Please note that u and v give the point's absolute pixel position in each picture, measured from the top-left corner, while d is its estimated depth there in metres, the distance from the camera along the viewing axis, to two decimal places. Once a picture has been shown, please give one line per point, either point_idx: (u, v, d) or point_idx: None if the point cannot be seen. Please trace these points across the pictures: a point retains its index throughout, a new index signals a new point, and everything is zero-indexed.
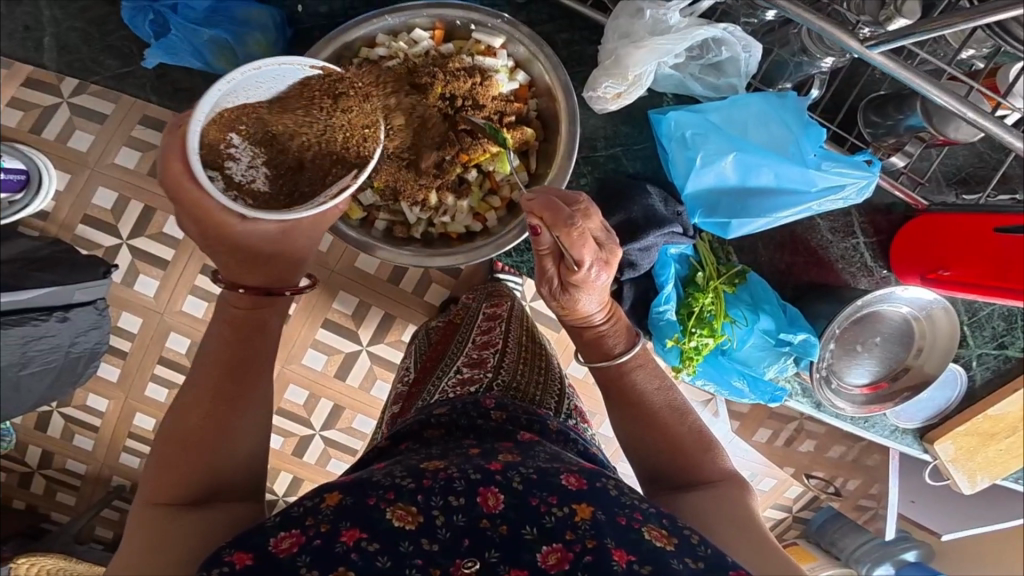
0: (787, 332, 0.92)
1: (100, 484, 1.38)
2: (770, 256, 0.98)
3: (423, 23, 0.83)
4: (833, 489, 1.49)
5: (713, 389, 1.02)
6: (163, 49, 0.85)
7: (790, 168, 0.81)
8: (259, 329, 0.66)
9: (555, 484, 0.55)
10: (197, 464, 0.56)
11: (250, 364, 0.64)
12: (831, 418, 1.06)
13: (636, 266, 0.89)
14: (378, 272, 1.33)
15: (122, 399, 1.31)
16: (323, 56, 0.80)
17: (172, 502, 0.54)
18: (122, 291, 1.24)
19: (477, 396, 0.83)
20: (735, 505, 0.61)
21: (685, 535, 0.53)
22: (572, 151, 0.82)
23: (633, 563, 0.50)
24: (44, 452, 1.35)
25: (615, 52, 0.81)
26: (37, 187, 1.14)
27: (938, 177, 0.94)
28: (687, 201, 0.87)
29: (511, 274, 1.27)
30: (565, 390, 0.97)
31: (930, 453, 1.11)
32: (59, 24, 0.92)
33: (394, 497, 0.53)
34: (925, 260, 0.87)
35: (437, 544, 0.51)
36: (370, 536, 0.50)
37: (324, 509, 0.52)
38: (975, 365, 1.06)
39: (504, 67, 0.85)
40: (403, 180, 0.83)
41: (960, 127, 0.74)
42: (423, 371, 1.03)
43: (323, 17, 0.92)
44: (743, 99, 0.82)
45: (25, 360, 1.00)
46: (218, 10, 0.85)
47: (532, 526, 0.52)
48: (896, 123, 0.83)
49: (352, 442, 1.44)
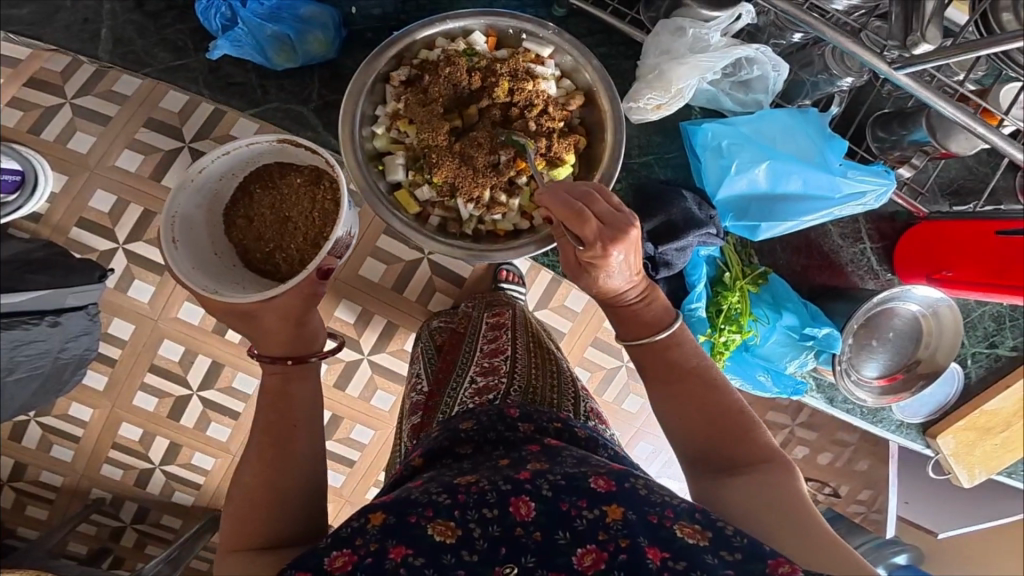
0: (811, 327, 0.99)
1: (77, 497, 1.27)
2: (787, 259, 1.06)
3: (479, 29, 0.88)
4: (830, 491, 1.53)
5: (738, 385, 1.08)
6: (230, 41, 0.88)
7: (817, 174, 0.89)
8: (282, 396, 0.72)
9: (583, 489, 0.58)
10: (257, 518, 0.61)
11: (282, 425, 0.69)
12: (843, 412, 1.14)
13: (671, 265, 0.95)
14: (383, 280, 1.35)
15: (108, 407, 1.23)
16: (388, 57, 0.85)
17: (245, 547, 0.59)
18: (115, 297, 1.15)
19: (499, 406, 0.85)
20: (781, 488, 0.62)
21: (719, 529, 0.55)
22: (617, 158, 0.88)
23: (666, 560, 0.53)
24: (16, 464, 1.25)
25: (657, 67, 0.88)
26: (32, 187, 1.03)
27: (935, 190, 1.03)
28: (719, 206, 0.95)
29: (516, 284, 1.31)
30: (579, 391, 1.00)
31: (932, 447, 1.19)
32: (117, 18, 0.99)
33: (433, 514, 0.57)
34: (927, 263, 0.96)
35: (476, 555, 0.54)
36: (415, 552, 0.54)
37: (371, 529, 0.56)
38: (970, 363, 1.15)
39: (552, 76, 0.91)
40: (460, 177, 0.87)
41: (960, 140, 0.83)
42: (435, 384, 1.05)
43: (376, 19, 0.96)
44: (771, 113, 0.90)
45: (11, 365, 0.90)
46: (282, 8, 0.88)
47: (565, 531, 0.55)
48: (901, 137, 0.92)
49: (351, 453, 1.44)
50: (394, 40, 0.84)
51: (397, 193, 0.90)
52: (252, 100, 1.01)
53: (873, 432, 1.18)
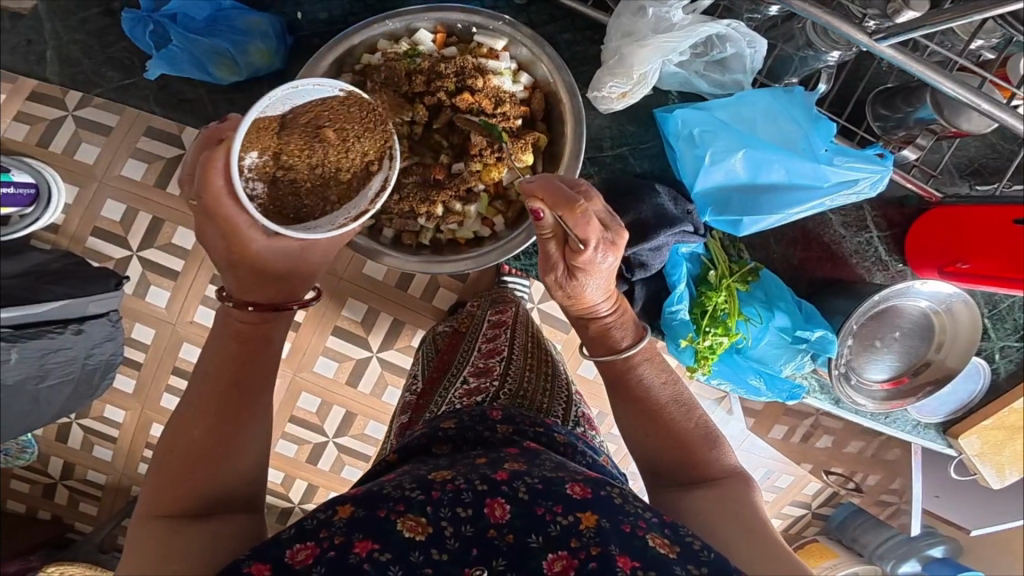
0: (804, 329, 0.91)
1: (121, 493, 1.28)
2: (783, 253, 0.96)
3: (426, 26, 0.82)
4: (853, 485, 1.40)
5: (729, 388, 1.01)
6: (165, 60, 0.85)
7: (802, 163, 0.81)
8: (263, 343, 0.65)
9: (560, 494, 0.55)
10: (202, 479, 0.55)
11: (250, 375, 0.62)
12: (851, 415, 1.05)
13: (647, 266, 0.88)
14: (386, 278, 1.29)
15: (138, 409, 1.22)
16: (327, 60, 0.79)
17: (178, 514, 0.53)
18: (134, 303, 1.15)
19: (483, 407, 0.80)
20: (741, 503, 0.60)
21: (687, 542, 0.53)
22: (579, 151, 0.81)
23: (637, 570, 0.50)
24: (65, 463, 1.26)
25: (618, 51, 0.80)
26: (47, 200, 1.04)
27: (951, 169, 0.91)
28: (698, 200, 0.86)
29: (518, 278, 1.24)
30: (574, 394, 0.95)
31: (954, 447, 1.09)
32: (61, 37, 0.99)
33: (404, 508, 0.53)
34: (943, 254, 0.85)
35: (446, 553, 0.51)
36: (382, 547, 0.50)
37: (337, 521, 0.52)
38: (999, 357, 1.04)
39: (507, 70, 0.83)
40: (410, 188, 0.82)
41: (972, 118, 0.72)
42: (430, 382, 1.00)
43: (322, 23, 0.92)
44: (750, 96, 0.81)
45: (43, 372, 0.91)
46: (218, 21, 0.86)
47: (538, 535, 0.52)
48: (906, 115, 0.81)
49: (365, 448, 1.39)
50: (332, 46, 0.79)
51: None
52: (205, 115, 1.02)
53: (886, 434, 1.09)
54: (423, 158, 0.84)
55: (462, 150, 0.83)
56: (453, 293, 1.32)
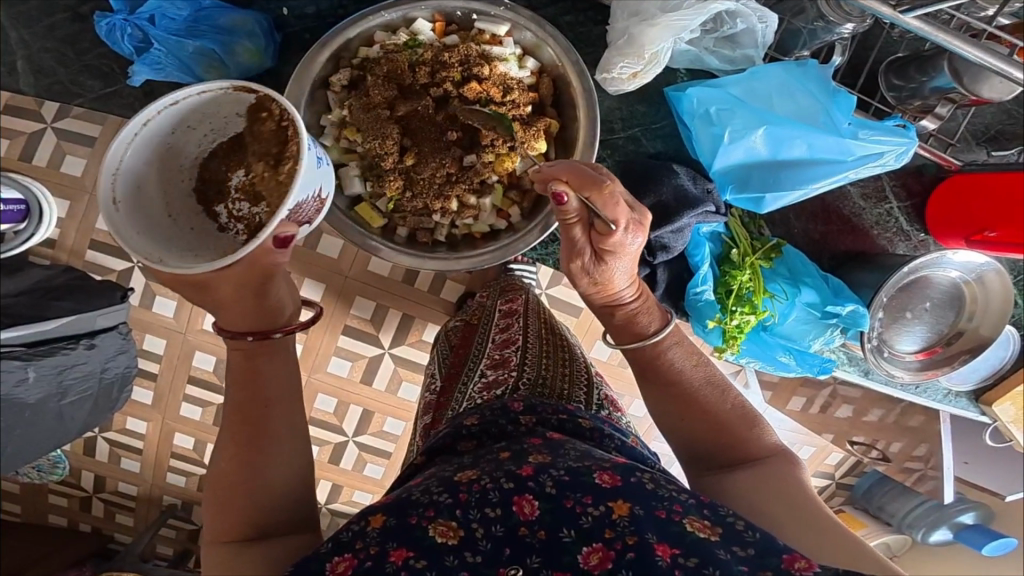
0: (834, 304, 0.89)
1: (153, 503, 1.29)
2: (803, 227, 0.94)
3: (424, 14, 0.78)
4: (878, 454, 1.38)
5: (758, 366, 0.99)
6: (148, 65, 0.83)
7: (824, 137, 0.78)
8: (255, 371, 0.62)
9: (588, 484, 0.53)
10: (240, 509, 0.55)
11: (252, 405, 0.60)
12: (882, 386, 1.04)
13: (669, 249, 0.86)
14: (393, 274, 1.27)
15: (160, 420, 1.22)
16: (322, 57, 0.76)
17: (231, 540, 0.54)
18: (142, 314, 1.14)
19: (504, 400, 0.78)
20: (787, 483, 0.59)
21: (729, 523, 0.50)
22: (593, 137, 0.78)
23: (677, 557, 0.48)
24: (97, 476, 1.26)
25: (627, 31, 0.77)
26: (38, 215, 1.03)
27: (967, 137, 0.88)
28: (718, 178, 0.84)
29: (525, 265, 1.21)
30: (594, 377, 0.92)
31: (989, 415, 1.07)
32: (31, 47, 0.91)
33: (434, 514, 0.52)
34: (968, 221, 0.81)
35: (479, 556, 0.50)
36: (417, 554, 0.49)
37: (370, 531, 0.51)
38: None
39: (512, 55, 0.80)
40: (421, 184, 0.80)
41: (994, 84, 0.69)
42: (449, 378, 0.98)
43: (310, 18, 0.89)
44: (763, 70, 0.78)
45: (63, 389, 0.89)
46: (199, 20, 0.84)
47: (569, 528, 0.50)
48: (920, 85, 0.78)
49: (386, 446, 1.38)
50: (327, 43, 0.76)
51: (357, 206, 0.84)
52: None
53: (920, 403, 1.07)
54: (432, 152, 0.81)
55: (472, 141, 0.81)
56: (461, 284, 1.31)
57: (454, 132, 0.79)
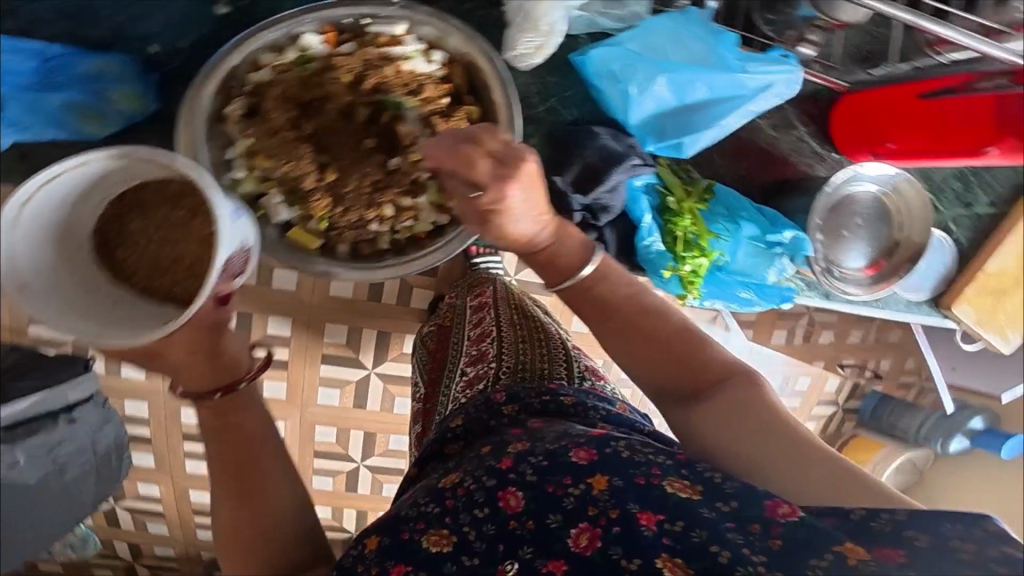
0: (773, 232, 0.93)
1: (193, 561, 1.26)
2: (728, 165, 0.95)
3: (310, 27, 0.72)
4: (871, 372, 1.51)
5: (723, 307, 1.01)
6: (6, 126, 0.70)
7: (722, 78, 0.80)
8: (233, 426, 0.65)
9: (566, 465, 0.52)
10: (252, 553, 0.63)
11: (237, 457, 0.64)
12: (845, 306, 1.06)
13: (609, 208, 0.89)
14: (356, 293, 1.23)
15: (171, 480, 1.18)
16: (207, 94, 0.70)
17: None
18: (111, 381, 1.09)
19: (485, 394, 0.77)
20: (755, 406, 0.58)
21: (708, 479, 0.49)
22: (518, 125, 0.76)
23: (662, 523, 0.47)
24: (131, 545, 1.22)
25: (520, 6, 0.76)
26: None
27: (845, 59, 0.88)
28: (635, 131, 0.86)
29: (489, 256, 1.20)
30: (574, 351, 0.92)
31: (952, 319, 1.09)
32: None
33: (424, 526, 0.54)
34: (867, 139, 0.88)
35: (476, 558, 0.51)
36: (413, 567, 0.53)
37: (368, 554, 0.56)
38: (954, 228, 1.03)
39: (416, 52, 0.76)
40: (348, 197, 0.78)
41: (846, 9, 0.72)
42: (431, 381, 0.98)
43: (186, 51, 0.79)
44: (653, 22, 0.79)
45: None
46: (55, 70, 0.72)
47: (555, 512, 0.50)
48: (790, 16, 0.79)
49: (396, 463, 1.37)
50: (212, 71, 0.70)
51: (291, 232, 0.79)
52: None
53: (882, 317, 1.08)
54: (352, 162, 0.78)
55: (392, 144, 0.79)
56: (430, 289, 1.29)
57: (372, 139, 0.77)
